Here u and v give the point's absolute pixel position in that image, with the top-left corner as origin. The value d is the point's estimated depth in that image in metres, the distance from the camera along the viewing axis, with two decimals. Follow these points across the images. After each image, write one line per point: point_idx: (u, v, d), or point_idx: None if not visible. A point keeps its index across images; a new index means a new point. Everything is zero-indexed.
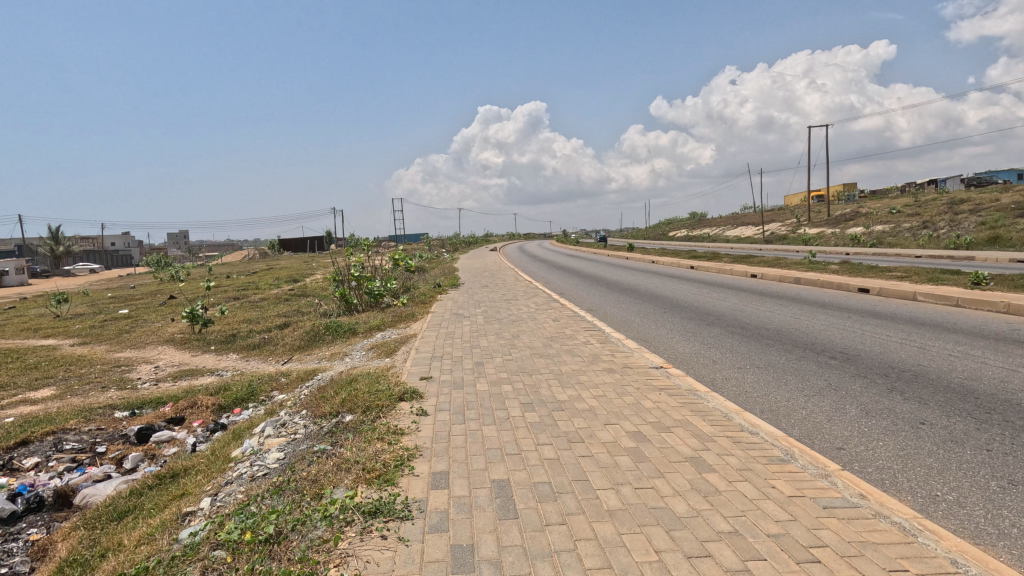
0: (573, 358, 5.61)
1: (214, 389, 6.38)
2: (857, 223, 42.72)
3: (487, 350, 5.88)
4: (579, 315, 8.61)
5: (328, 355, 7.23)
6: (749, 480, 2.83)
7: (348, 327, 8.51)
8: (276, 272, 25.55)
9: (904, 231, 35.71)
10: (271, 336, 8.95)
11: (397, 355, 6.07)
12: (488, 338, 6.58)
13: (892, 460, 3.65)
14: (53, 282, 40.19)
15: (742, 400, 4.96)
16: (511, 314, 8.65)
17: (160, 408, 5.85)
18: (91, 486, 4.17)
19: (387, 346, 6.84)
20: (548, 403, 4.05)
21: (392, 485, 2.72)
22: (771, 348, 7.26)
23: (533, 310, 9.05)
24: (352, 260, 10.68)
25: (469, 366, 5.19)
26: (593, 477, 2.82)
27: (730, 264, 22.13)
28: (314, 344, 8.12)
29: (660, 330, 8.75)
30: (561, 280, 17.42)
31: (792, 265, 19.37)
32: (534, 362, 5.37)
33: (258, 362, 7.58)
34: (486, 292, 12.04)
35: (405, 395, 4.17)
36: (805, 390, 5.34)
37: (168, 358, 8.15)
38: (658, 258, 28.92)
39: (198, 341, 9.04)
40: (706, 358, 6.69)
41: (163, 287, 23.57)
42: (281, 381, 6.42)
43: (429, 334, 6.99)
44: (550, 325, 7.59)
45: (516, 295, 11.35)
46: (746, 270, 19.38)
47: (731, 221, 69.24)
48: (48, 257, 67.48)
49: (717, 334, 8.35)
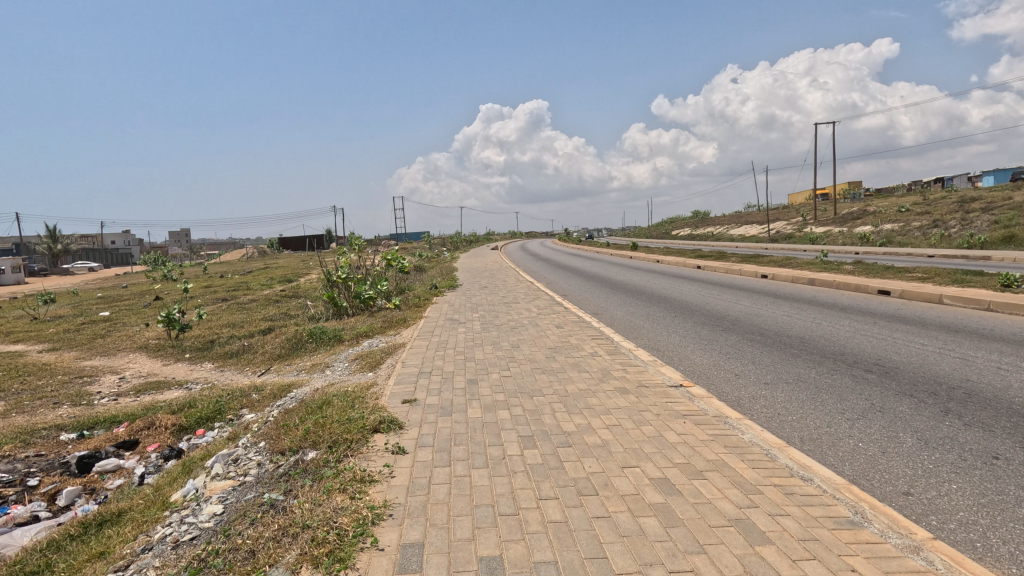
0: (580, 374, 4.92)
1: (178, 405, 5.70)
2: (865, 222, 41.93)
3: (482, 365, 5.18)
4: (584, 322, 7.92)
5: (308, 367, 6.55)
6: (817, 558, 2.15)
7: (333, 334, 7.86)
8: (271, 272, 24.86)
9: (914, 230, 34.92)
10: (251, 343, 8.28)
11: (381, 370, 5.40)
12: (484, 349, 5.90)
13: (976, 512, 2.95)
14: (49, 282, 39.61)
15: (777, 426, 4.26)
16: (511, 320, 7.97)
17: (113, 429, 5.18)
18: (7, 533, 3.49)
19: (372, 358, 6.15)
20: (552, 438, 3.36)
21: (345, 568, 2.05)
22: (798, 360, 6.55)
23: (534, 315, 8.36)
24: (341, 260, 10.02)
25: (459, 385, 4.50)
26: (612, 554, 2.14)
27: (738, 264, 21.41)
28: (295, 352, 7.46)
29: (673, 337, 8.05)
30: (564, 280, 16.76)
31: (804, 265, 18.64)
32: (535, 380, 4.68)
33: (233, 373, 6.92)
34: (484, 294, 11.34)
35: (380, 426, 3.48)
36: (846, 412, 4.65)
37: (136, 368, 7.47)
38: (663, 258, 28.26)
39: (173, 347, 8.38)
40: (727, 372, 6.00)
41: (154, 286, 22.91)
42: (253, 397, 5.74)
43: (419, 344, 6.32)
44: (553, 333, 6.90)
45: (516, 298, 10.65)
46: (756, 271, 18.65)
47: (735, 220, 68.49)
48: (47, 256, 66.96)
49: (735, 343, 7.64)
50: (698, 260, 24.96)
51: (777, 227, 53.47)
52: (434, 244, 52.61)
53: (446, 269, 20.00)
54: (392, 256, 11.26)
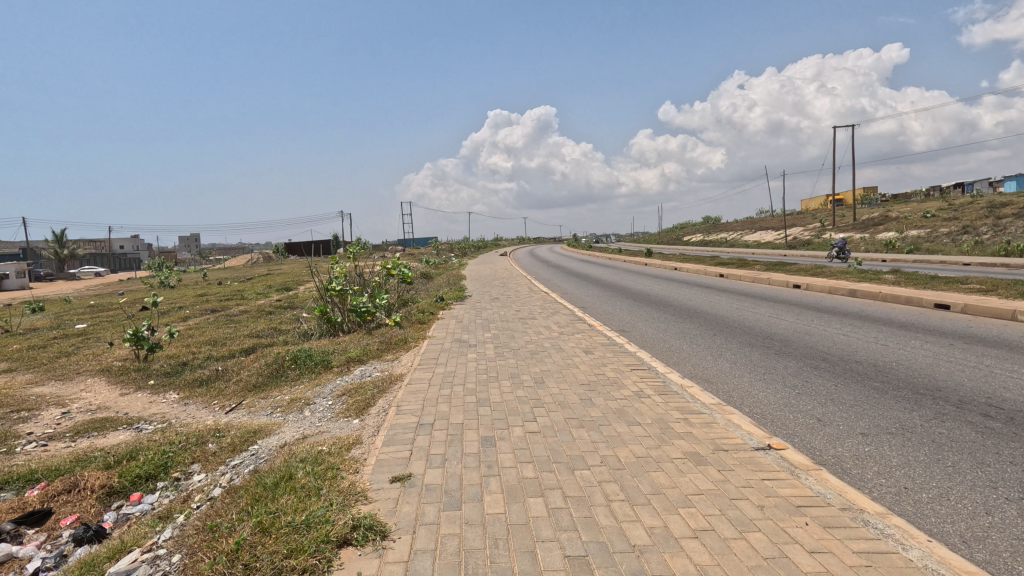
0: (630, 429, 3.71)
1: (116, 455, 4.53)
2: (889, 228, 40.42)
3: (499, 413, 3.98)
4: (616, 346, 6.71)
5: (285, 406, 5.36)
6: None
7: (321, 358, 6.69)
8: (272, 279, 23.77)
9: (943, 237, 33.42)
10: (227, 367, 7.10)
11: (370, 415, 4.21)
12: (500, 387, 4.68)
13: None
14: (52, 288, 39.06)
15: (918, 515, 3.01)
16: (530, 343, 6.76)
17: (23, 494, 4.00)
18: None
19: (362, 395, 4.94)
20: (619, 564, 2.16)
21: None
22: (889, 398, 5.29)
23: (556, 337, 7.13)
24: (336, 270, 8.86)
25: (471, 449, 3.30)
26: None
27: (764, 273, 20.12)
28: (274, 380, 6.30)
29: (721, 364, 6.81)
30: (581, 290, 15.60)
31: (838, 275, 17.32)
32: (572, 439, 3.48)
33: (197, 408, 5.76)
34: (496, 308, 10.13)
35: (352, 535, 2.31)
36: (997, 486, 3.39)
37: (87, 399, 6.32)
38: (682, 265, 27.04)
39: (138, 371, 7.25)
40: (807, 417, 4.75)
41: (149, 294, 21.91)
42: (210, 446, 4.55)
43: (420, 377, 5.13)
44: (582, 363, 5.68)
45: (533, 313, 9.42)
46: (787, 280, 17.33)
47: (749, 226, 67.09)
48: (53, 260, 66.48)
49: (798, 371, 6.39)
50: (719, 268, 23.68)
51: (795, 233, 51.94)
52: (443, 251, 51.45)
53: (454, 277, 18.81)
54: (393, 264, 10.08)
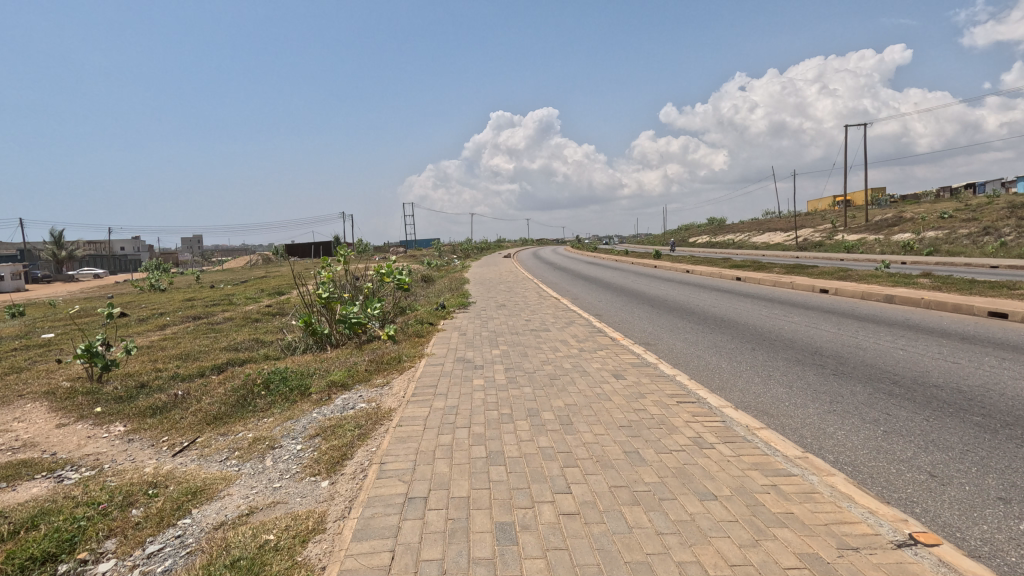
0: (705, 508, 2.64)
1: (13, 522, 3.40)
2: (904, 229, 39.27)
3: (519, 478, 2.91)
4: (649, 367, 5.64)
5: (244, 449, 4.28)
6: None
7: (298, 382, 5.61)
8: (267, 282, 22.69)
9: (963, 238, 32.28)
10: (188, 391, 6.01)
11: (343, 477, 3.12)
12: (515, 431, 3.62)
13: None
14: (48, 290, 38.42)
15: None
16: (546, 364, 5.68)
17: None
18: None
19: (338, 441, 3.84)
20: None
21: None
22: (1004, 440, 4.18)
23: (577, 356, 6.06)
24: (322, 276, 7.80)
25: (483, 552, 2.22)
26: None
27: (785, 276, 19.01)
28: (239, 409, 5.23)
29: (774, 390, 5.72)
30: (592, 296, 14.53)
31: (867, 278, 16.22)
32: (628, 530, 2.41)
33: (141, 449, 4.69)
34: (503, 318, 9.05)
35: None
36: None
37: (16, 431, 5.26)
38: (694, 268, 25.95)
39: (86, 395, 6.18)
40: (914, 471, 3.66)
41: (136, 298, 20.86)
42: (137, 511, 3.46)
43: (413, 414, 4.04)
44: (614, 393, 4.60)
45: (545, 325, 8.35)
46: (812, 284, 16.22)
47: (756, 227, 65.94)
48: (50, 262, 65.59)
49: (871, 399, 5.29)
50: (734, 271, 22.58)
51: (805, 234, 50.72)
52: (446, 253, 50.25)
53: (457, 281, 17.73)
54: (389, 269, 9.02)
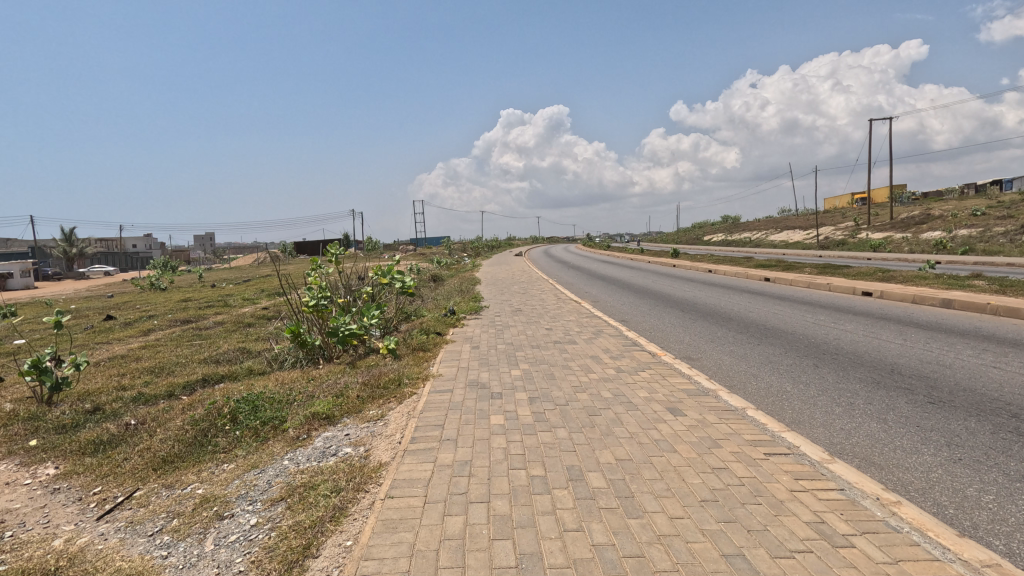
0: None
1: None
2: (934, 228, 37.65)
3: None
4: (710, 397, 4.50)
5: (185, 514, 3.20)
6: None
7: (273, 413, 4.54)
8: (269, 282, 21.72)
9: (999, 236, 30.68)
10: (144, 419, 4.96)
11: None
12: (556, 515, 2.51)
13: None
14: (55, 288, 37.98)
15: None
16: (580, 392, 4.57)
17: None
18: None
19: (303, 518, 2.75)
20: None
21: None
22: None
23: (616, 381, 4.95)
24: (312, 279, 6.75)
25: None
26: None
27: (820, 277, 17.71)
28: (197, 449, 4.16)
29: (865, 425, 4.56)
30: (615, 299, 13.39)
31: (914, 280, 14.91)
32: None
33: (63, 506, 3.63)
34: (521, 327, 7.95)
35: None
36: None
37: None
38: (717, 267, 24.69)
39: (25, 423, 5.15)
40: None
41: (134, 297, 20.01)
42: None
43: (409, 477, 2.95)
44: (677, 440, 3.48)
45: (570, 336, 7.23)
46: (852, 286, 14.93)
47: (774, 225, 64.26)
48: (61, 260, 65.47)
49: (1001, 442, 4.10)
50: (761, 271, 21.30)
51: (827, 232, 49.04)
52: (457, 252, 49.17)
53: (468, 282, 16.63)
54: (391, 270, 7.95)
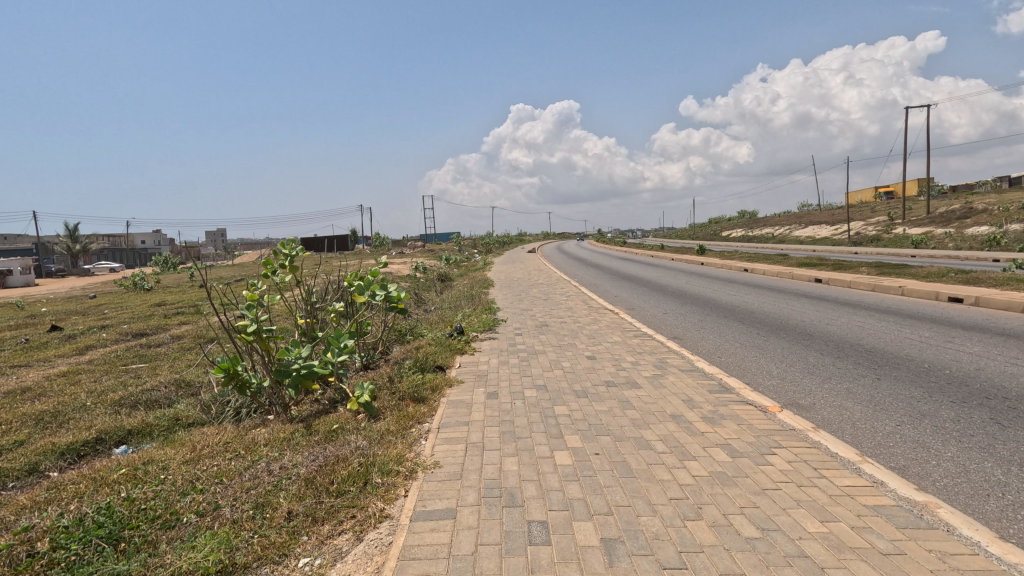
0: None
1: None
2: (981, 223, 34.92)
3: None
4: (949, 541, 2.34)
5: None
6: None
7: (124, 557, 2.43)
8: None
9: None
10: None
11: None
12: None
13: None
14: (54, 285, 36.70)
15: None
16: (693, 522, 2.46)
17: None
18: None
19: None
20: None
21: None
22: None
23: (742, 486, 2.82)
24: (255, 291, 4.56)
25: None
26: None
27: (886, 278, 15.36)
28: None
29: None
30: (654, 307, 11.15)
31: (1010, 282, 12.52)
32: None
33: None
34: (554, 356, 5.82)
35: None
36: None
37: None
38: (754, 265, 22.33)
39: None
40: None
41: (115, 300, 18.14)
42: None
43: None
44: None
45: (626, 373, 5.10)
46: (935, 289, 12.59)
47: (798, 220, 61.44)
48: (66, 257, 64.26)
49: None
50: (808, 270, 18.94)
51: (858, 228, 46.32)
52: (467, 248, 46.98)
53: (480, 284, 14.48)
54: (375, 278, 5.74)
